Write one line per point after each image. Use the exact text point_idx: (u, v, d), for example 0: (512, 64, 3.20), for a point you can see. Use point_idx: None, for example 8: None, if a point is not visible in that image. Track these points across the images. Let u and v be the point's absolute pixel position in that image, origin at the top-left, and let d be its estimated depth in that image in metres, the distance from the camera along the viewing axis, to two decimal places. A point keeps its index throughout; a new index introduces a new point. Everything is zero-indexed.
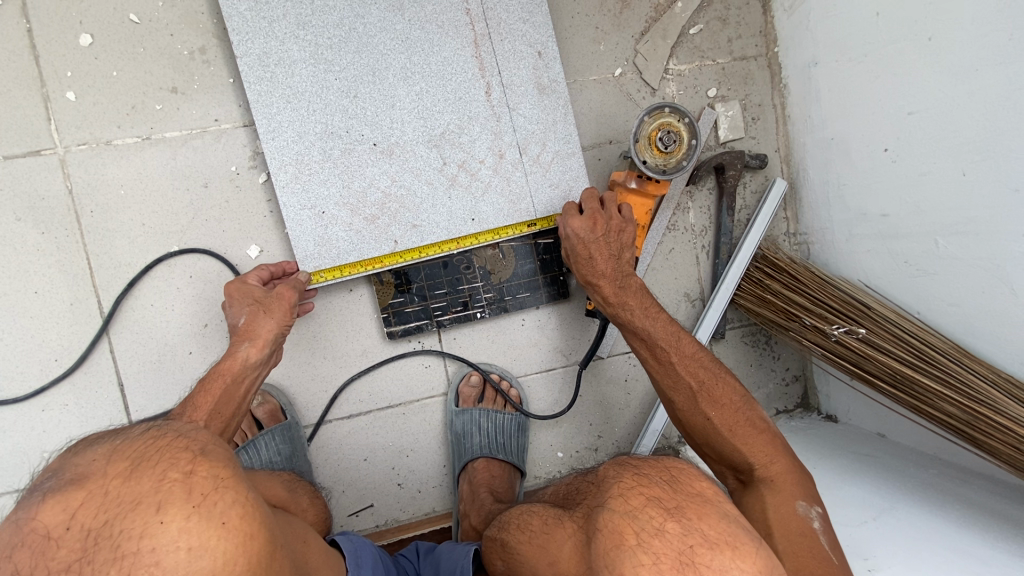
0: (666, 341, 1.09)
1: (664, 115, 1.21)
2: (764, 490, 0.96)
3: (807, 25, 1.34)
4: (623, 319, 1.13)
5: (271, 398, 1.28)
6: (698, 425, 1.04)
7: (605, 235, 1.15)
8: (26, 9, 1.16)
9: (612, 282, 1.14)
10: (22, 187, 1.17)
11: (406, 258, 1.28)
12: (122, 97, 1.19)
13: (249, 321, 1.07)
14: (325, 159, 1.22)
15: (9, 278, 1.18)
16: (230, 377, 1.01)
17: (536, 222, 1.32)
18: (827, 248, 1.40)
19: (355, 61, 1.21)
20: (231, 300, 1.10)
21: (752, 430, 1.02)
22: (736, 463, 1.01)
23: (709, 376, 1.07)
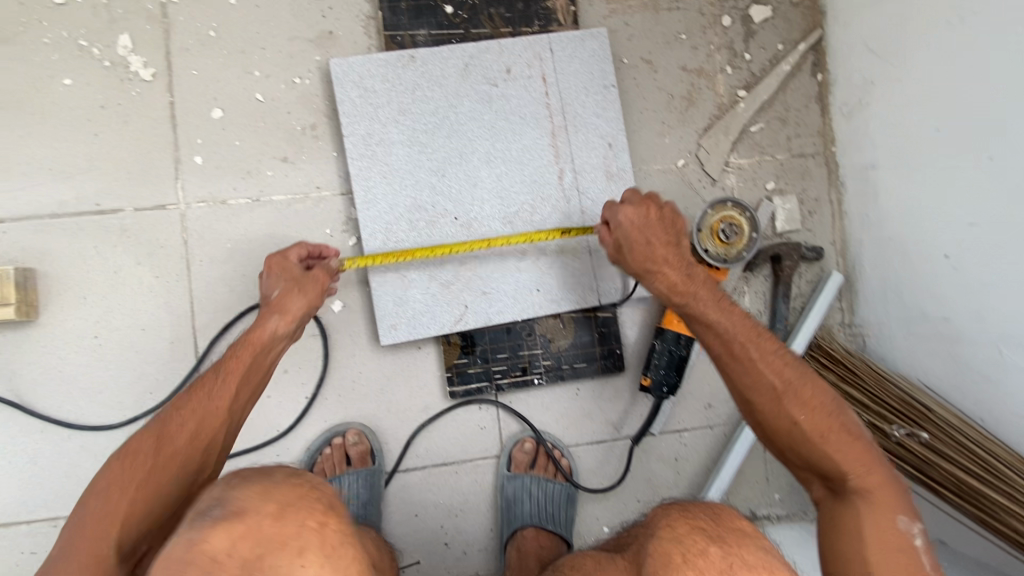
0: (747, 337, 1.03)
1: (726, 209, 1.30)
2: (862, 508, 0.91)
3: (866, 132, 1.42)
4: (688, 309, 1.10)
5: (365, 441, 1.34)
6: (783, 429, 0.98)
7: (660, 219, 1.16)
8: (172, 85, 1.34)
9: (679, 270, 1.12)
10: (146, 236, 1.33)
11: (437, 253, 1.32)
12: (241, 163, 1.35)
13: (282, 295, 1.11)
14: (411, 229, 1.34)
15: (123, 315, 1.32)
16: (254, 349, 1.04)
17: (571, 231, 1.33)
18: (884, 343, 1.42)
19: (446, 146, 1.36)
20: (270, 271, 1.15)
21: (840, 424, 0.96)
22: (840, 494, 0.94)
23: (801, 404, 0.98)
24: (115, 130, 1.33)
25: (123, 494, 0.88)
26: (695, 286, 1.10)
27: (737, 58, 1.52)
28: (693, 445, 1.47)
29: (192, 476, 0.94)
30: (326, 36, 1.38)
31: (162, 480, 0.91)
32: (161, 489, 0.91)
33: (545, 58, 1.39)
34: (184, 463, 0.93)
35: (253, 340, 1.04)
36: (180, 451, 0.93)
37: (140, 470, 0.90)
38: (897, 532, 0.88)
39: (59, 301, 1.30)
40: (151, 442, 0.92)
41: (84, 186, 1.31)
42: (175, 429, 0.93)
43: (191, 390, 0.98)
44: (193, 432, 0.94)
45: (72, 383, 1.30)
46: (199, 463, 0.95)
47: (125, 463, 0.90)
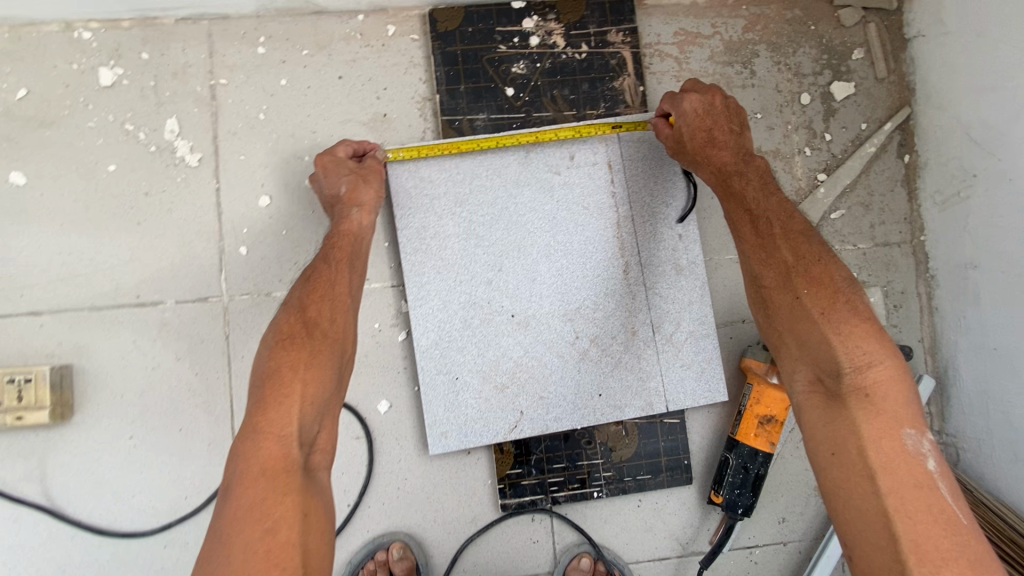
0: (770, 213, 1.06)
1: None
2: (863, 406, 0.88)
3: (963, 228, 1.31)
4: (735, 187, 1.10)
5: (410, 554, 1.23)
6: (786, 305, 0.99)
7: (723, 109, 1.16)
8: (218, 170, 1.28)
9: (735, 153, 1.13)
10: (186, 331, 1.26)
11: (481, 146, 1.26)
12: (287, 254, 1.28)
13: (351, 189, 1.15)
14: (464, 328, 1.25)
15: (160, 414, 1.25)
16: (352, 238, 1.11)
17: (622, 124, 1.29)
18: (982, 461, 1.28)
19: (504, 238, 1.27)
20: (327, 170, 1.17)
21: (895, 390, 0.89)
22: (837, 391, 0.91)
23: (830, 294, 0.97)
24: (159, 218, 1.27)
25: (302, 382, 0.91)
26: (742, 186, 1.10)
27: (816, 138, 1.40)
28: (764, 562, 1.34)
29: (341, 346, 0.99)
30: (380, 118, 1.31)
31: (323, 369, 0.94)
32: (330, 376, 0.95)
33: (610, 145, 1.30)
34: (327, 337, 0.98)
35: (343, 257, 1.07)
36: (320, 342, 0.96)
37: (304, 353, 0.93)
38: (954, 531, 0.79)
39: (95, 398, 1.24)
40: (302, 322, 0.97)
41: (125, 277, 1.25)
42: (309, 315, 0.98)
43: (314, 280, 1.03)
44: (331, 317, 1.00)
45: (105, 486, 1.23)
46: (343, 344, 1.00)
47: (285, 344, 0.94)
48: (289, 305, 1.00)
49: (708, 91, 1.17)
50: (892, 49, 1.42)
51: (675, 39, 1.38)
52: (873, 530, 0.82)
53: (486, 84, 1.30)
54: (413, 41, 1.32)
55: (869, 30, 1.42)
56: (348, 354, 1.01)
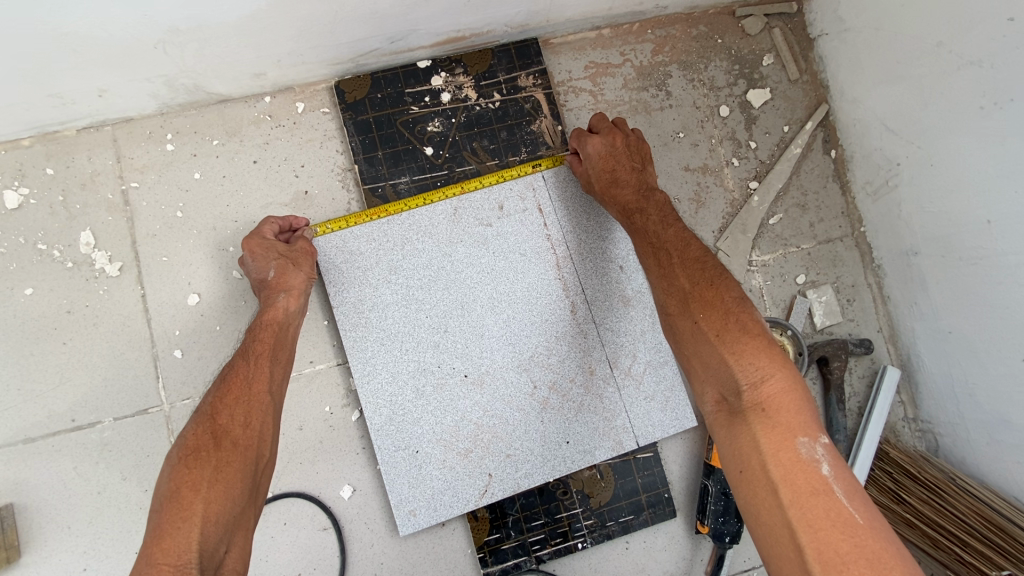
0: (672, 244, 1.09)
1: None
2: (760, 418, 0.88)
3: (898, 214, 1.30)
4: (638, 223, 1.15)
5: None
6: (688, 330, 1.01)
7: (627, 147, 1.20)
8: (142, 276, 1.24)
9: (636, 190, 1.17)
10: (129, 446, 1.20)
11: (410, 206, 1.25)
12: (224, 348, 1.24)
13: (279, 274, 1.11)
14: (418, 397, 1.21)
15: (112, 540, 1.18)
16: (275, 328, 1.08)
17: (541, 162, 1.29)
18: (960, 444, 1.26)
19: (444, 298, 1.23)
20: (254, 254, 1.12)
21: (789, 400, 0.88)
22: (736, 408, 0.91)
23: (721, 314, 0.98)
24: (85, 335, 1.22)
25: (208, 501, 0.88)
26: (643, 221, 1.14)
27: (741, 147, 1.41)
28: None
29: (254, 453, 0.96)
30: (302, 196, 1.28)
31: (231, 483, 0.91)
32: (238, 489, 0.91)
33: (538, 187, 1.28)
34: (240, 447, 0.94)
35: (265, 353, 1.05)
36: (227, 453, 0.93)
37: (211, 468, 0.90)
38: (856, 537, 0.76)
39: (40, 536, 1.17)
40: (210, 433, 0.94)
41: (57, 402, 1.20)
42: (220, 422, 0.95)
43: (229, 381, 1.00)
44: (245, 422, 0.97)
45: None
46: (257, 451, 0.96)
47: (189, 459, 0.91)
48: (200, 413, 0.97)
49: (612, 130, 1.21)
50: (800, 50, 1.43)
51: (586, 73, 1.38)
52: (781, 545, 0.79)
53: (403, 146, 1.29)
54: (324, 115, 1.31)
55: (775, 35, 1.43)
56: (265, 459, 0.98)
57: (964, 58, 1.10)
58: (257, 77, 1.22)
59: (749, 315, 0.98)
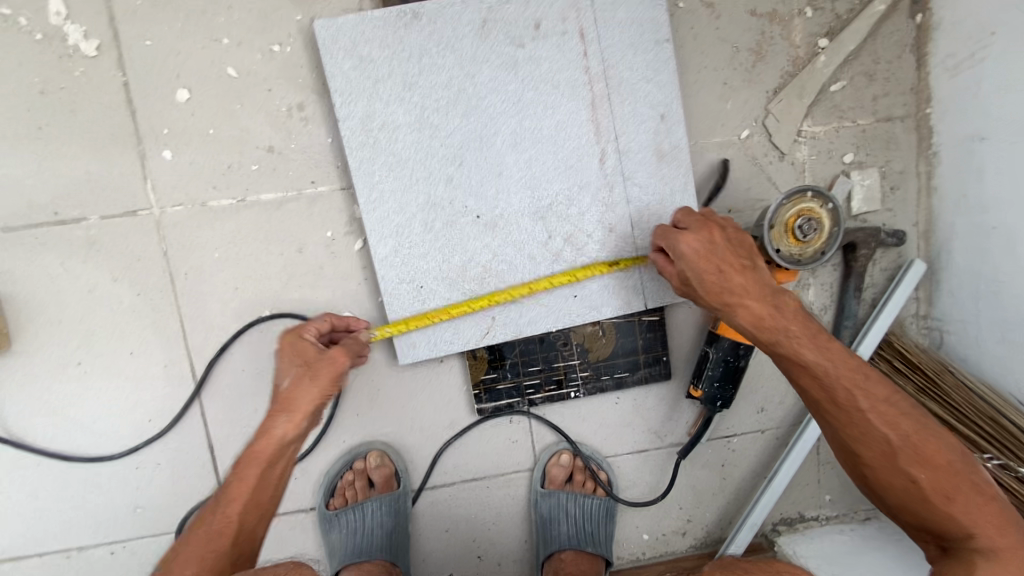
0: (849, 379, 0.90)
1: (805, 199, 1.09)
2: (979, 555, 0.81)
3: (978, 93, 1.16)
4: (791, 367, 0.94)
5: (389, 462, 1.24)
6: (898, 485, 0.88)
7: (728, 246, 0.98)
8: (124, 61, 1.09)
9: (766, 311, 0.94)
10: (118, 248, 1.14)
11: (475, 306, 1.15)
12: (218, 156, 1.13)
13: (290, 390, 0.95)
14: (425, 232, 1.14)
15: (106, 339, 1.17)
16: (266, 459, 0.94)
17: (618, 262, 1.18)
18: (967, 343, 1.24)
19: (462, 126, 1.11)
20: (282, 355, 0.98)
21: (1001, 524, 0.83)
22: (953, 548, 0.85)
23: (946, 470, 0.86)
24: (63, 121, 1.10)
25: (235, 502, 0.93)
26: (821, 395, 0.92)
27: None
28: (741, 449, 1.36)
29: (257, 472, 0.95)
30: None
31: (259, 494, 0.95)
32: (267, 494, 0.96)
33: (583, 9, 1.12)
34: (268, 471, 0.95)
35: (292, 413, 0.94)
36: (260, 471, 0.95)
37: (242, 488, 0.94)
38: None
39: (33, 327, 1.15)
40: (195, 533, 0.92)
41: (38, 193, 1.11)
42: (236, 483, 0.94)
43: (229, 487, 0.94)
44: (238, 495, 0.94)
45: (62, 414, 1.18)
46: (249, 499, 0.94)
47: (184, 542, 0.92)
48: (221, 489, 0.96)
49: (714, 236, 0.99)
50: None
51: None
52: None
53: None
54: None
55: None
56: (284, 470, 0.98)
57: None
58: None
59: (848, 351, 0.94)
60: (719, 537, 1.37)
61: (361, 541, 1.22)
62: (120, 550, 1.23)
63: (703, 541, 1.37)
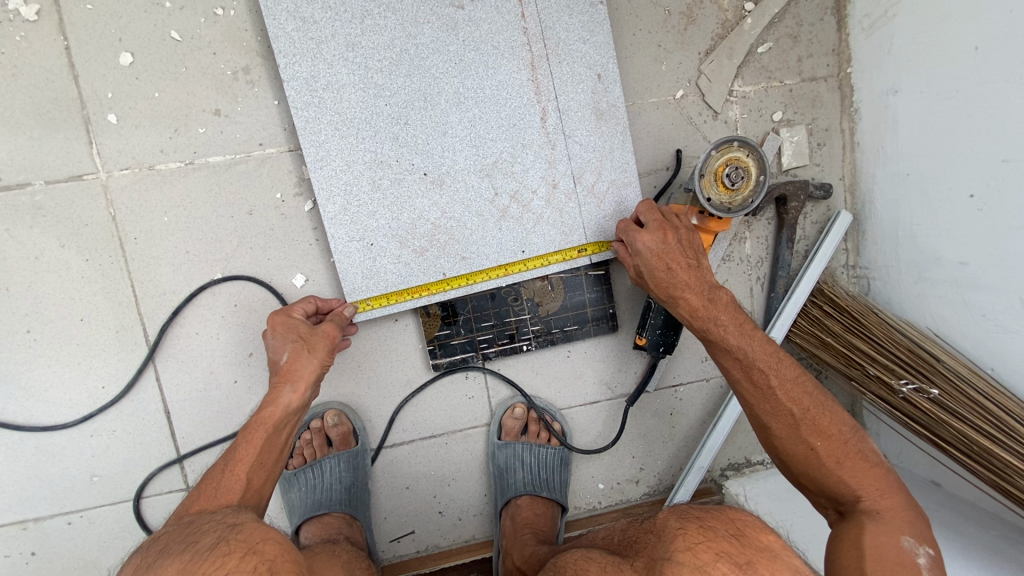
0: (766, 362, 0.98)
1: (733, 149, 1.15)
2: (865, 518, 0.86)
3: (888, 49, 1.24)
4: (713, 337, 1.03)
5: (347, 420, 1.28)
6: (800, 455, 0.94)
7: (679, 245, 1.08)
8: (65, 26, 1.10)
9: (700, 296, 1.05)
10: (65, 214, 1.14)
11: (453, 285, 1.22)
12: (165, 119, 1.15)
13: (291, 360, 1.02)
14: (374, 190, 1.17)
15: (55, 305, 1.16)
16: (275, 421, 0.98)
17: (586, 246, 1.25)
18: (890, 287, 1.33)
19: (406, 86, 1.15)
20: (275, 331, 1.04)
21: (888, 494, 0.88)
22: (846, 515, 0.89)
23: (839, 440, 0.93)
24: (3, 86, 1.10)
25: (244, 461, 0.94)
26: (740, 373, 1.00)
27: None
28: (688, 398, 1.43)
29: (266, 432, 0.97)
30: None
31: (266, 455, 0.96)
32: (272, 459, 0.97)
33: None
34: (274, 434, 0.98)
35: (295, 379, 1.01)
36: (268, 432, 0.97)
37: (252, 448, 0.95)
38: None
39: None
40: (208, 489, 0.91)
41: None
42: (244, 444, 0.95)
43: (236, 447, 0.95)
44: (256, 453, 0.95)
45: (12, 384, 1.17)
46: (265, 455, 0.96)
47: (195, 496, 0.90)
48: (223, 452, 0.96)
49: (664, 230, 1.09)
50: None
51: None
52: None
53: None
54: None
55: None
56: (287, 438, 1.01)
57: None
58: None
59: (771, 344, 1.02)
60: (671, 484, 1.43)
61: (320, 498, 1.24)
62: (76, 521, 1.23)
63: (657, 488, 1.43)
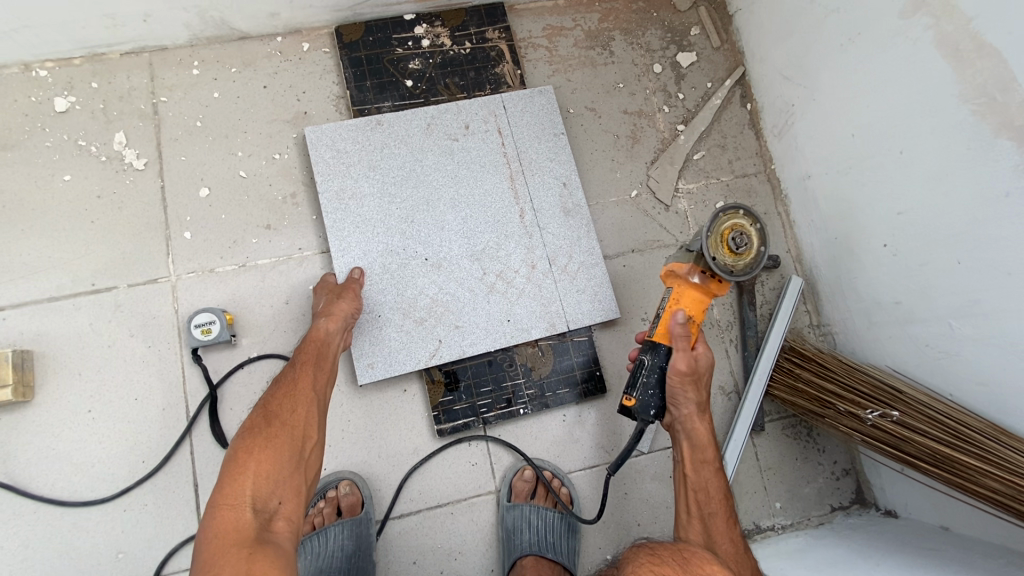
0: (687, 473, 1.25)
1: (738, 216, 1.16)
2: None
3: (795, 148, 1.56)
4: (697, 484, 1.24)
5: (357, 491, 1.36)
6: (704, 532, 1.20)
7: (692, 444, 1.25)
8: (163, 171, 1.48)
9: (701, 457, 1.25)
10: (139, 310, 1.41)
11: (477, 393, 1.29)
12: (227, 234, 1.47)
13: (328, 305, 1.30)
14: (383, 273, 1.43)
15: (116, 386, 1.37)
16: (318, 344, 1.24)
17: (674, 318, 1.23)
18: (851, 337, 1.47)
19: (413, 195, 1.48)
20: (320, 292, 1.36)
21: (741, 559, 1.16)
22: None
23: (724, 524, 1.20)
24: (111, 217, 1.45)
25: (265, 461, 1.04)
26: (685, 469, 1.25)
27: (671, 97, 1.69)
28: None
29: (300, 437, 1.10)
30: (302, 115, 1.55)
31: (279, 453, 1.06)
32: (280, 474, 1.04)
33: (498, 114, 1.57)
34: (305, 446, 1.10)
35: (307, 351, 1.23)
36: (306, 422, 1.13)
37: (286, 440, 1.08)
38: None
39: (55, 380, 1.35)
40: (262, 414, 1.10)
41: (81, 269, 1.41)
42: (298, 375, 1.18)
43: (282, 383, 1.17)
44: (292, 408, 1.13)
45: (65, 460, 1.32)
46: (303, 433, 1.11)
47: (247, 433, 1.07)
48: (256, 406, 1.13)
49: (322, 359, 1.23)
50: (722, 25, 1.73)
51: (543, 33, 1.68)
52: None
53: (388, 79, 1.57)
54: (325, 53, 1.59)
55: (700, 11, 1.74)
56: (311, 479, 1.11)
57: (827, 8, 1.36)
58: (272, 17, 1.52)
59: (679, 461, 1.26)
60: None
61: (325, 566, 1.29)
62: None
63: None
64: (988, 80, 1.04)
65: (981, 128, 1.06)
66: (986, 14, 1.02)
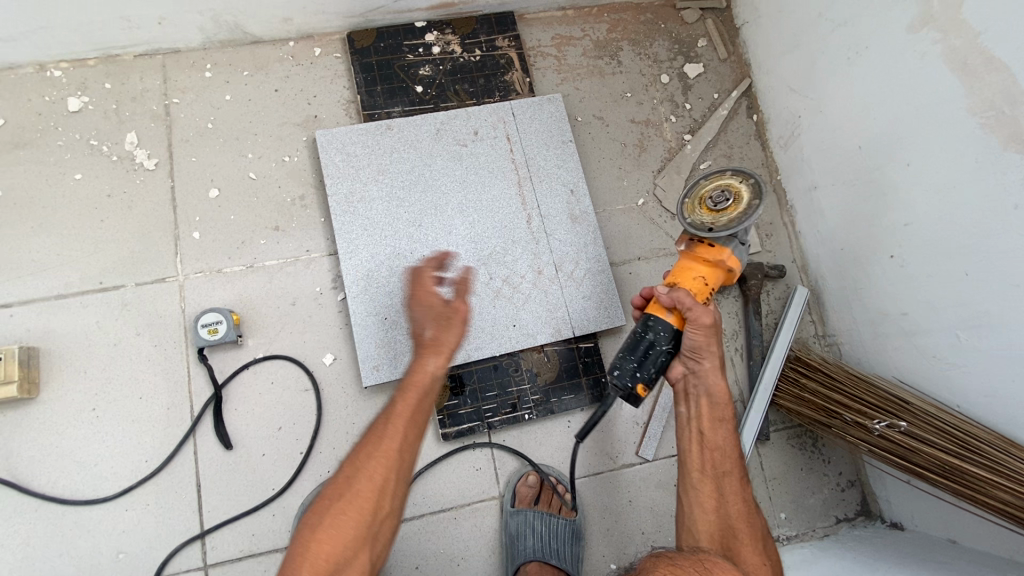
0: (700, 430, 1.13)
1: (725, 178, 1.17)
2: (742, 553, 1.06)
3: (801, 159, 1.57)
4: (710, 442, 1.12)
5: None
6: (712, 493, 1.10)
7: (709, 400, 1.14)
8: (173, 171, 1.49)
9: (715, 414, 1.13)
10: (146, 309, 1.41)
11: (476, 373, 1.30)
12: (236, 235, 1.47)
13: (437, 333, 1.02)
14: (390, 275, 1.43)
15: (121, 385, 1.36)
16: (420, 389, 1.01)
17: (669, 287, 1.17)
18: (857, 347, 1.47)
19: (421, 199, 1.49)
20: (417, 297, 1.02)
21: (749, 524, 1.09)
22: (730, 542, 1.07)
23: (737, 484, 1.12)
24: (121, 216, 1.45)
25: (325, 548, 0.91)
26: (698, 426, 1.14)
27: (679, 108, 1.70)
28: None
29: (369, 510, 0.94)
30: (312, 119, 1.56)
31: (339, 535, 0.92)
32: (339, 561, 0.91)
33: (507, 121, 1.58)
34: (376, 517, 0.95)
35: (410, 385, 1.01)
36: (389, 484, 0.97)
37: (350, 517, 0.93)
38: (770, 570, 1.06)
39: (60, 378, 1.35)
40: (389, 465, 0.97)
41: (90, 267, 1.42)
42: (397, 407, 1.00)
43: (415, 413, 1.00)
44: (374, 473, 0.96)
45: (69, 458, 1.31)
46: (374, 506, 0.95)
47: (342, 508, 0.93)
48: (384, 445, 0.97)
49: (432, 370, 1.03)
50: (729, 37, 1.75)
51: (552, 42, 1.70)
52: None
53: (399, 84, 1.58)
54: (336, 58, 1.61)
55: (707, 24, 1.76)
56: (380, 550, 0.98)
57: (835, 22, 1.38)
58: (285, 21, 1.54)
59: (693, 416, 1.14)
60: None
61: None
62: None
63: None
64: (997, 95, 1.05)
65: (989, 141, 1.07)
66: (993, 30, 1.04)
